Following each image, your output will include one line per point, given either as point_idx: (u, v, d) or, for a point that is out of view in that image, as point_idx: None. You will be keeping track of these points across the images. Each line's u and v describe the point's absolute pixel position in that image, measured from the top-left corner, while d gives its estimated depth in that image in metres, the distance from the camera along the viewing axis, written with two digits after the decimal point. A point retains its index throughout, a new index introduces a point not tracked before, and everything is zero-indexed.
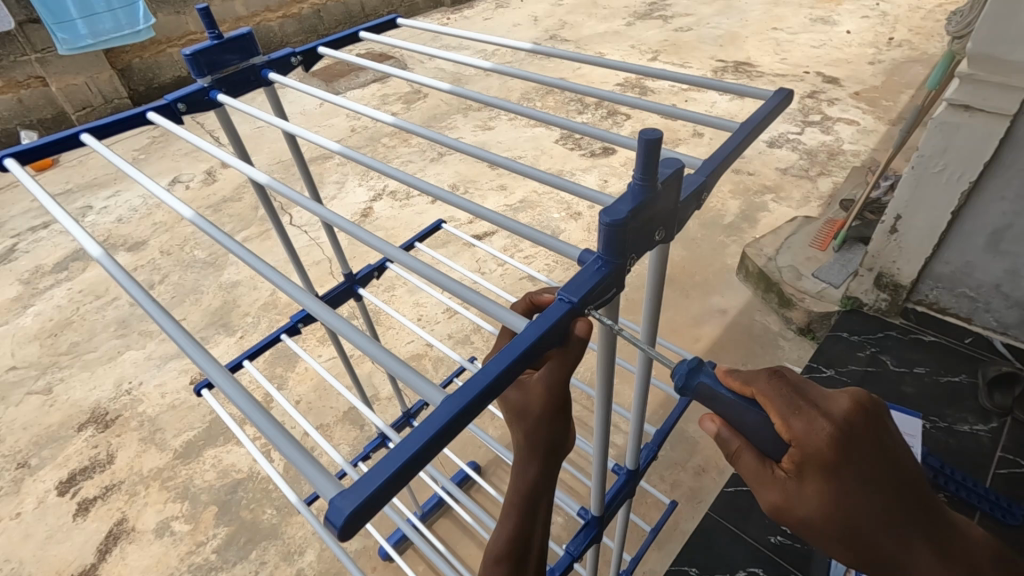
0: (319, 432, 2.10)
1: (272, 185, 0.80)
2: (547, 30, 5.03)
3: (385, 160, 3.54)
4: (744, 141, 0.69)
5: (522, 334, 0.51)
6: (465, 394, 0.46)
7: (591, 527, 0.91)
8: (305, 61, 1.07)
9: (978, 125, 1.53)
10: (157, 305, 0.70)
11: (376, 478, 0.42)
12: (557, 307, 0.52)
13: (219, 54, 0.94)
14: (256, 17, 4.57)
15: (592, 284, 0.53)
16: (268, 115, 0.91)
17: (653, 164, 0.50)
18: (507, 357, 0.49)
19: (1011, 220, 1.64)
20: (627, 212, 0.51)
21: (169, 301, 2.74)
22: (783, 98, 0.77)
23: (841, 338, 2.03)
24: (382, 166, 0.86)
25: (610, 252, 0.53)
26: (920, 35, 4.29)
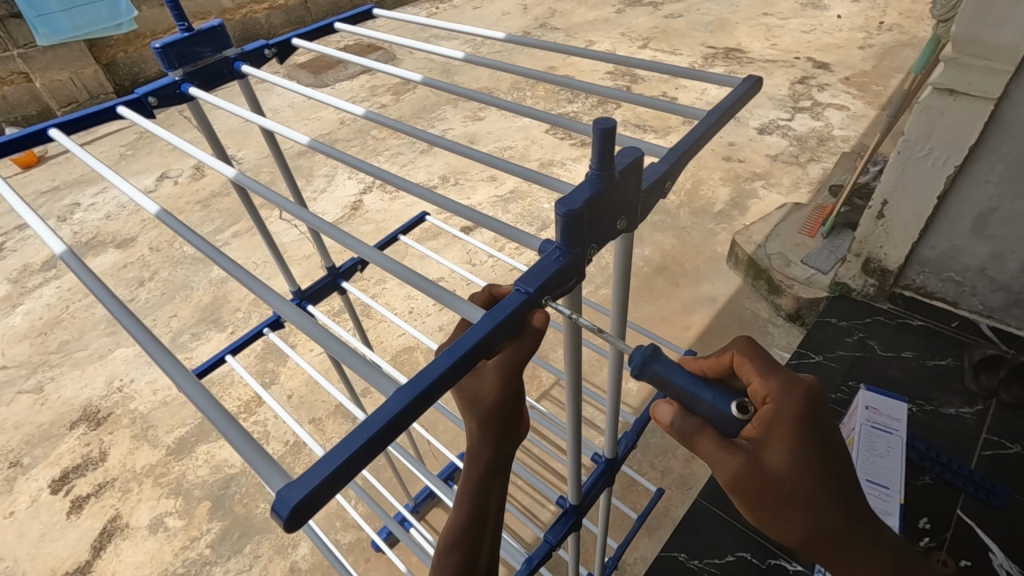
0: (312, 426, 2.11)
1: (243, 182, 0.79)
2: (537, 18, 4.99)
3: (374, 153, 3.52)
4: (712, 129, 0.69)
5: (476, 326, 0.51)
6: (414, 389, 0.46)
7: (569, 515, 0.92)
8: (280, 53, 1.04)
9: (962, 109, 1.54)
10: (126, 309, 0.69)
11: (322, 471, 0.42)
12: (514, 296, 0.53)
13: (190, 47, 0.93)
14: (242, 9, 4.54)
15: (548, 274, 0.54)
16: (240, 109, 0.89)
17: (610, 153, 0.50)
18: (459, 350, 0.49)
19: (995, 204, 1.65)
20: (583, 201, 0.52)
21: (159, 298, 2.72)
22: (752, 86, 0.77)
23: (829, 324, 2.04)
24: (355, 162, 0.85)
25: (568, 242, 0.53)
26: (910, 19, 4.27)
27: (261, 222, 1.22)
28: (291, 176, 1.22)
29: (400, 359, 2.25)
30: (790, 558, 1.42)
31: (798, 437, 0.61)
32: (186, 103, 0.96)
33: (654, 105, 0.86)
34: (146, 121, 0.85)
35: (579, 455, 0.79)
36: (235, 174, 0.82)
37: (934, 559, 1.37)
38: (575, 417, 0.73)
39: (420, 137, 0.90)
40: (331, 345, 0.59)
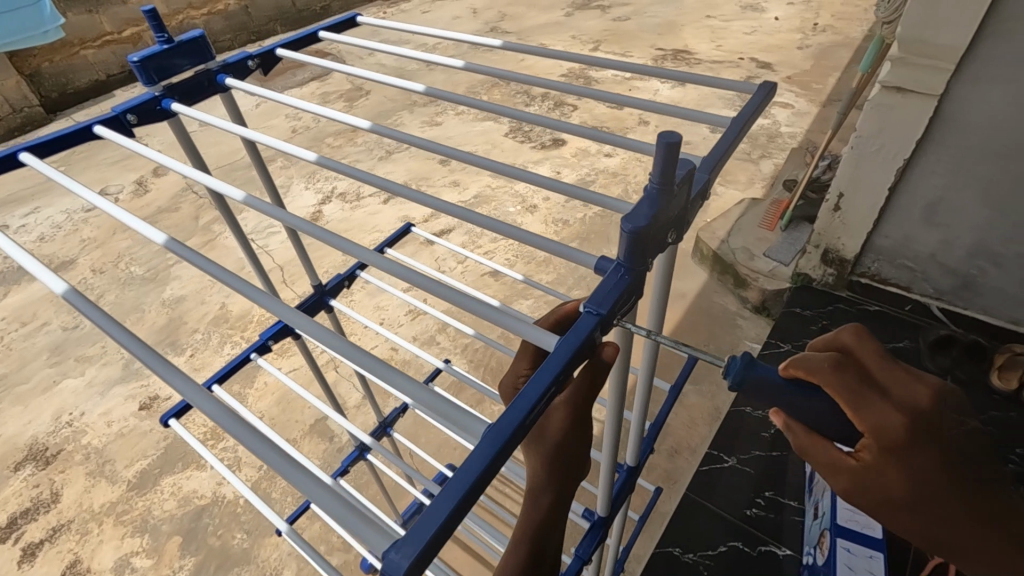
0: (287, 448, 2.02)
1: (250, 203, 0.74)
2: (488, 22, 5.00)
3: (332, 162, 3.43)
4: (737, 136, 0.70)
5: (553, 354, 0.49)
6: (502, 434, 0.44)
7: (597, 528, 0.88)
8: (263, 64, 0.99)
9: (911, 106, 1.63)
10: (131, 336, 0.60)
11: (428, 529, 0.39)
12: (584, 319, 0.51)
13: (169, 59, 0.86)
14: (179, 15, 4.32)
15: (616, 294, 0.52)
16: (227, 123, 0.83)
17: (672, 165, 0.48)
18: (543, 381, 0.47)
19: (942, 193, 1.75)
20: (648, 217, 0.50)
21: (108, 323, 2.56)
22: (767, 93, 0.77)
23: (795, 313, 2.13)
24: (364, 175, 0.79)
25: (633, 260, 0.52)
26: (842, 20, 4.51)
27: (244, 239, 1.13)
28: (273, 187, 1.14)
29: None
30: (779, 544, 1.47)
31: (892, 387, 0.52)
32: (165, 120, 0.89)
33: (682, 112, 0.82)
34: (126, 140, 0.78)
35: (613, 474, 0.78)
36: (245, 197, 0.76)
37: None
38: (612, 444, 0.71)
39: (429, 148, 0.82)
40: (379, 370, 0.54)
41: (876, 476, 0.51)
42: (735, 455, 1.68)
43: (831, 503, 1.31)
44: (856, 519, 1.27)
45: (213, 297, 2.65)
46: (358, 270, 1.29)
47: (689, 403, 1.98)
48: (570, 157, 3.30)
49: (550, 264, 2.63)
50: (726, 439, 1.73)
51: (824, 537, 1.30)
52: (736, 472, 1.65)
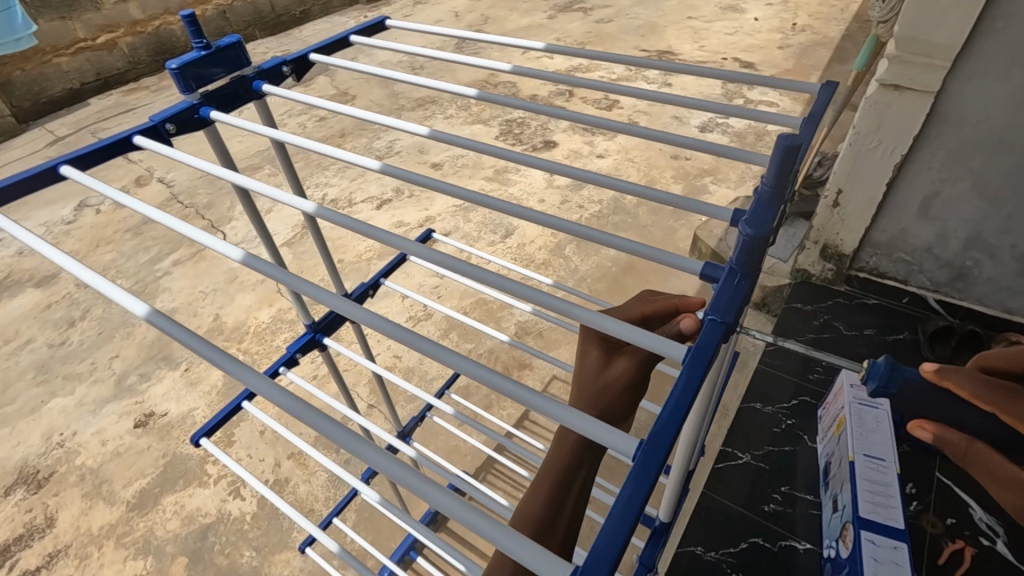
0: (293, 461, 1.98)
1: (323, 215, 0.73)
2: (471, 25, 4.99)
3: (321, 169, 3.39)
4: (811, 133, 0.71)
5: (683, 366, 0.48)
6: (656, 453, 0.44)
7: (659, 535, 0.89)
8: (297, 69, 0.97)
9: (907, 103, 1.67)
10: (232, 360, 0.60)
11: (609, 553, 0.40)
12: (709, 328, 0.50)
13: (207, 67, 0.83)
14: (155, 20, 4.29)
15: (738, 298, 0.51)
16: (278, 133, 0.84)
17: (789, 166, 0.48)
18: (686, 395, 0.46)
19: (938, 187, 1.79)
20: (770, 220, 0.49)
21: (96, 339, 2.48)
22: (830, 92, 0.77)
23: (795, 309, 2.16)
24: (434, 184, 0.82)
25: (749, 266, 0.51)
26: (819, 20, 4.61)
27: (271, 242, 1.11)
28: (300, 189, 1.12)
29: None
30: (796, 537, 1.49)
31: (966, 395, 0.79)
32: (203, 129, 0.86)
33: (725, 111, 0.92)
34: (174, 151, 0.77)
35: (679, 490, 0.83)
36: (313, 208, 0.74)
37: (923, 521, 1.46)
38: (685, 454, 0.74)
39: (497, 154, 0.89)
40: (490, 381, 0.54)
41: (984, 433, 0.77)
42: (749, 451, 1.69)
43: (852, 495, 1.32)
44: (878, 511, 1.29)
45: (206, 308, 2.59)
46: (382, 279, 1.26)
47: None
48: (562, 158, 3.30)
49: (549, 266, 2.63)
50: (739, 435, 1.73)
51: (846, 529, 1.31)
52: (750, 467, 1.66)
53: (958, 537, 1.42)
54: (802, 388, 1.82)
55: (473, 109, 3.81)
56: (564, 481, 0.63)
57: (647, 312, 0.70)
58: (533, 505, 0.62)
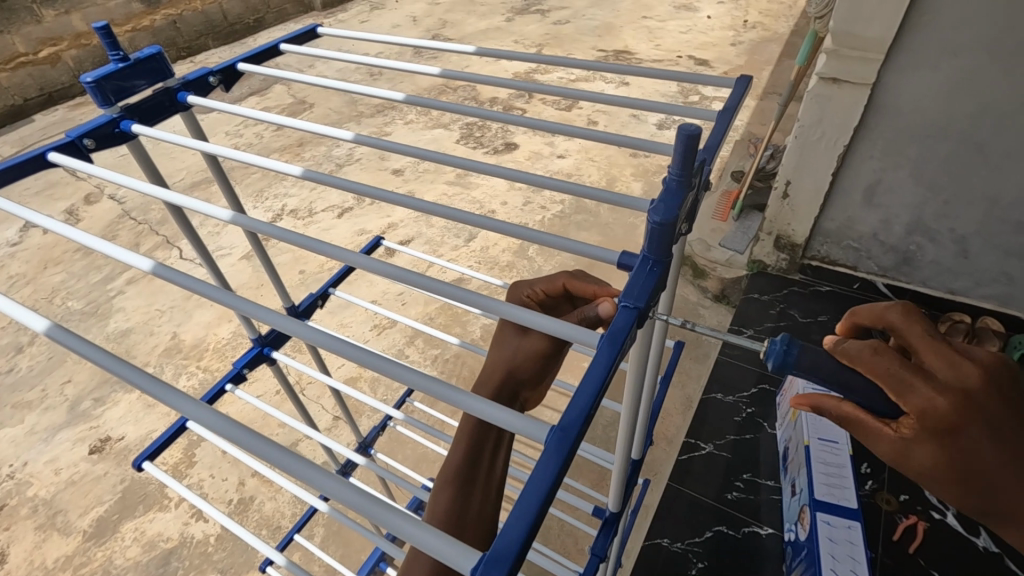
0: (257, 478, 1.94)
1: (241, 221, 0.72)
2: (429, 29, 4.98)
3: (279, 177, 3.34)
4: (727, 124, 0.73)
5: (597, 354, 0.49)
6: (566, 441, 0.44)
7: (611, 526, 0.87)
8: (225, 80, 0.95)
9: (846, 95, 1.72)
10: (142, 373, 0.59)
11: (514, 539, 0.40)
12: (622, 316, 0.51)
13: (127, 80, 0.81)
14: None
15: (650, 287, 0.52)
16: (201, 144, 0.82)
17: (693, 155, 0.49)
18: (597, 381, 0.47)
19: (880, 176, 1.86)
20: (677, 210, 0.50)
21: (46, 364, 2.39)
22: (746, 86, 0.79)
23: (753, 299, 2.21)
24: (357, 185, 0.81)
25: (660, 253, 0.52)
26: (769, 17, 4.73)
27: (209, 256, 1.08)
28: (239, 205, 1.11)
29: None
30: (759, 522, 1.53)
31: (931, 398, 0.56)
32: (125, 143, 0.84)
33: (659, 109, 0.94)
34: (93, 167, 0.75)
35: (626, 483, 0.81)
36: (233, 216, 0.73)
37: (879, 499, 1.51)
38: (626, 449, 0.71)
39: (426, 156, 0.90)
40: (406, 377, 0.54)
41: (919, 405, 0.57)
42: (712, 441, 1.73)
43: (809, 479, 1.36)
44: (833, 492, 1.33)
45: (162, 327, 2.52)
46: (331, 288, 1.24)
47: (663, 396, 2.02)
48: (523, 160, 3.31)
49: (514, 268, 2.64)
50: (701, 426, 1.77)
51: (804, 513, 1.35)
52: (713, 457, 1.69)
53: (911, 513, 1.48)
54: (763, 377, 1.86)
55: (432, 113, 3.80)
56: (477, 442, 0.72)
57: (570, 288, 0.80)
58: (452, 461, 0.71)
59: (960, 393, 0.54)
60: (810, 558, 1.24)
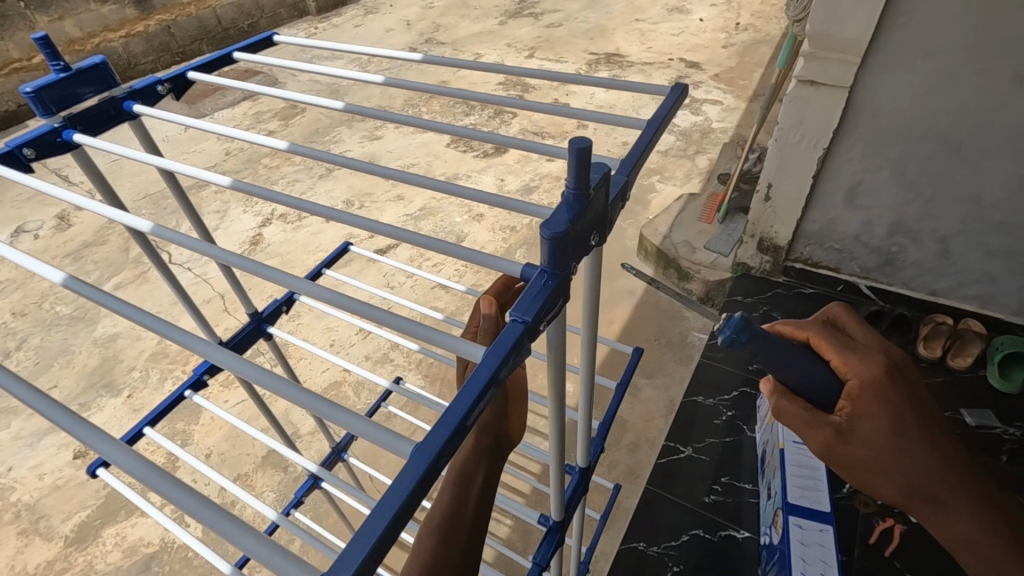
0: (239, 483, 1.95)
1: (155, 233, 0.72)
2: (422, 33, 5.00)
3: (269, 181, 3.35)
4: (654, 135, 0.72)
5: (480, 365, 0.49)
6: (427, 452, 0.45)
7: (554, 532, 0.87)
8: (175, 88, 0.95)
9: (824, 98, 1.73)
10: (43, 397, 0.59)
11: (357, 552, 0.40)
12: (510, 329, 0.51)
13: (68, 89, 0.82)
14: (94, 38, 4.22)
15: (540, 299, 0.52)
16: (136, 152, 0.81)
17: (585, 169, 0.50)
18: (470, 393, 0.48)
19: (860, 178, 1.86)
20: (566, 223, 0.51)
21: (33, 370, 2.39)
22: (679, 95, 0.78)
23: (737, 301, 2.20)
24: (268, 193, 0.77)
25: (555, 266, 0.53)
26: (761, 19, 4.73)
27: (166, 270, 1.09)
28: (196, 215, 1.10)
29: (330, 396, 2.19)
30: (737, 526, 1.52)
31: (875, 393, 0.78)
32: (69, 151, 0.84)
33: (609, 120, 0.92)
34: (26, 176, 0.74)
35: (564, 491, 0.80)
36: (153, 228, 0.72)
37: (856, 501, 1.50)
38: (558, 449, 0.71)
39: (346, 164, 0.85)
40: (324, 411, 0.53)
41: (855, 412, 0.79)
42: (691, 444, 1.73)
43: (782, 482, 1.35)
44: (806, 496, 1.32)
45: (149, 332, 2.52)
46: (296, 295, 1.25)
47: (645, 397, 2.04)
48: (512, 163, 3.32)
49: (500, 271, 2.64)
50: (681, 429, 1.77)
51: (777, 517, 1.35)
52: (692, 460, 1.69)
53: (889, 515, 1.46)
54: (745, 380, 1.85)
55: (423, 117, 3.81)
56: None
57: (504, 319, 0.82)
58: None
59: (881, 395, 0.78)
60: (782, 562, 1.24)
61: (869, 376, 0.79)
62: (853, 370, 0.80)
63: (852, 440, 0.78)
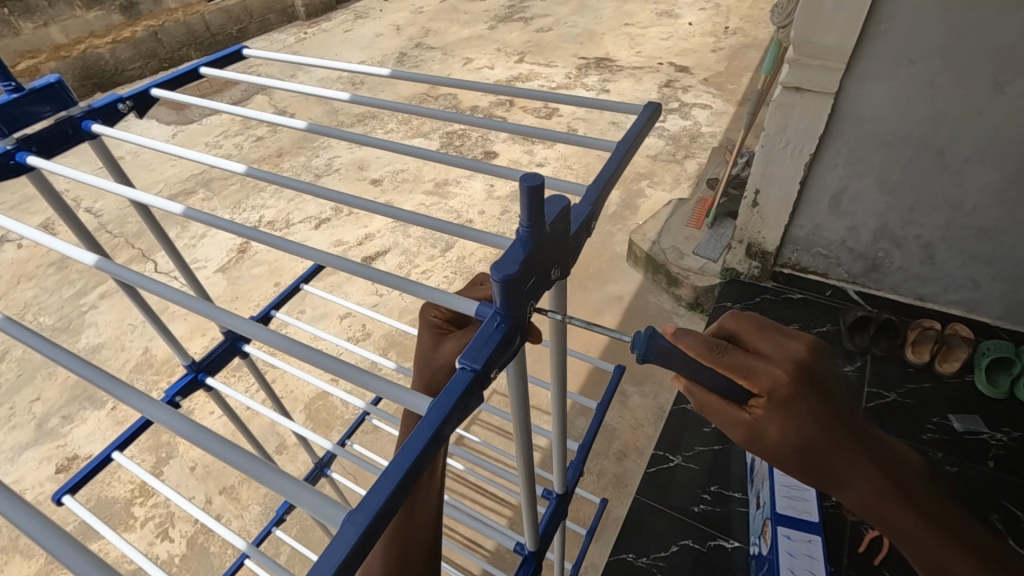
0: (223, 497, 1.92)
1: (101, 266, 0.70)
2: (411, 38, 4.99)
3: (256, 188, 3.33)
4: (624, 159, 0.71)
5: (424, 419, 0.47)
6: (354, 530, 0.41)
7: (530, 560, 0.86)
8: (138, 106, 0.95)
9: (810, 104, 1.72)
10: None
11: None
12: (459, 377, 0.49)
13: (20, 108, 0.81)
14: (80, 44, 4.19)
15: (492, 344, 0.51)
16: (89, 176, 0.78)
17: (537, 208, 0.48)
18: (415, 449, 0.45)
19: (845, 183, 1.85)
20: (519, 264, 0.49)
21: (15, 382, 2.36)
22: (651, 113, 0.78)
23: (726, 308, 2.19)
24: (227, 225, 0.74)
25: (508, 308, 0.51)
26: (750, 23, 4.76)
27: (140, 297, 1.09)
28: (167, 240, 1.11)
29: (316, 407, 2.17)
30: (727, 536, 1.51)
31: (782, 403, 0.61)
32: (24, 174, 0.83)
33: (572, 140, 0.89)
34: None
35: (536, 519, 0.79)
36: (98, 261, 0.70)
37: (845, 509, 1.50)
38: (526, 473, 0.69)
39: (306, 189, 0.81)
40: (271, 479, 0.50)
41: (762, 423, 0.63)
42: (680, 453, 1.72)
43: (770, 493, 1.35)
44: (793, 506, 1.32)
45: (133, 343, 2.49)
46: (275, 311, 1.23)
47: (633, 405, 2.00)
48: None
49: None
50: (669, 439, 1.76)
51: (766, 527, 1.34)
52: (681, 469, 1.68)
53: None
54: None
55: (413, 122, 3.80)
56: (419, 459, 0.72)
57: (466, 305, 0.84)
58: None
59: (784, 407, 0.61)
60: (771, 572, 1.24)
61: (774, 383, 0.62)
62: (757, 378, 0.63)
63: (760, 444, 0.63)
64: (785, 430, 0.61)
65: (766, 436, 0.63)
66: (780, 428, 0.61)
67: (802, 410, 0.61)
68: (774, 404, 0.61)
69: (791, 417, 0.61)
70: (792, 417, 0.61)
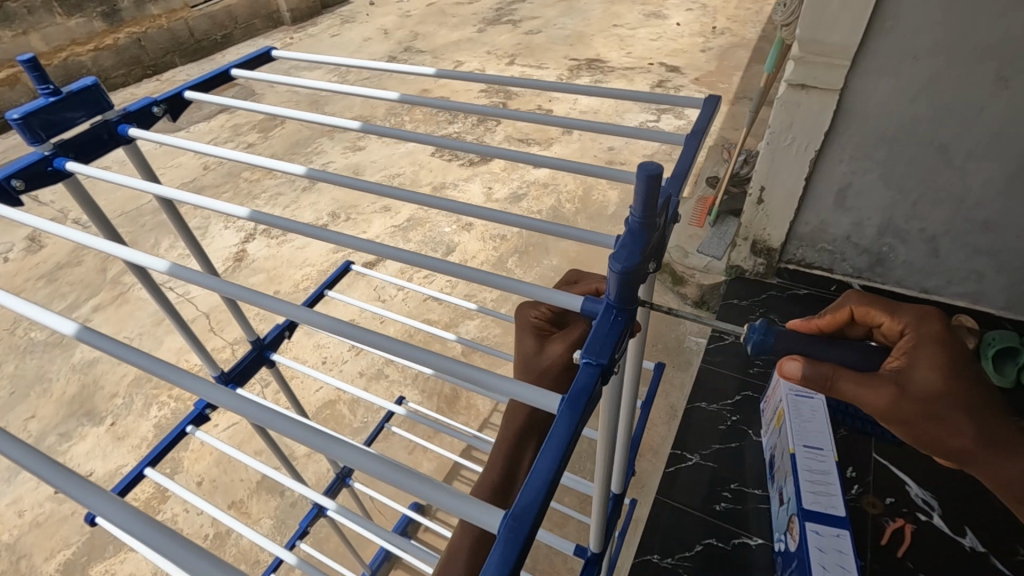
0: (233, 511, 1.88)
1: (173, 271, 0.67)
2: (400, 42, 4.96)
3: (250, 196, 3.28)
4: (696, 151, 0.73)
5: (558, 418, 0.47)
6: (520, 532, 0.41)
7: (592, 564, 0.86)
8: (171, 109, 0.94)
9: (815, 100, 1.74)
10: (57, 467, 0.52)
11: None
12: (585, 372, 0.50)
13: (58, 113, 0.79)
14: (61, 52, 4.07)
15: (612, 341, 0.51)
16: (138, 182, 0.79)
17: (654, 198, 0.49)
18: (557, 447, 0.45)
19: (851, 179, 1.87)
20: (636, 257, 0.51)
21: (8, 400, 2.28)
22: (714, 106, 0.79)
23: (732, 305, 2.20)
24: (302, 228, 0.76)
25: (623, 300, 0.52)
26: (736, 23, 4.80)
27: (170, 304, 1.06)
28: (196, 243, 1.08)
29: (324, 416, 2.13)
30: (749, 533, 1.51)
31: (923, 349, 0.74)
32: (61, 180, 0.81)
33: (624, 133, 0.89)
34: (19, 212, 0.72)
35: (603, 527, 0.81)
36: (169, 267, 0.68)
37: (864, 503, 1.51)
38: (605, 477, 0.68)
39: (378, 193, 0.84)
40: (336, 453, 0.49)
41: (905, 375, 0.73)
42: (698, 451, 1.71)
43: (794, 488, 1.35)
44: (819, 500, 1.32)
45: None
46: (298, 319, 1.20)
47: None
48: (499, 171, 3.30)
49: None
50: (687, 437, 1.75)
51: (792, 522, 1.34)
52: (700, 468, 1.68)
53: (897, 516, 1.47)
54: (745, 383, 1.86)
55: (406, 126, 3.77)
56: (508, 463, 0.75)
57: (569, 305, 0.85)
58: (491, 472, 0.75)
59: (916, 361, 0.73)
60: (800, 568, 1.23)
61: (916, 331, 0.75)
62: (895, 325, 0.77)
63: (908, 389, 0.71)
64: (929, 372, 0.72)
65: (910, 390, 0.71)
66: (924, 373, 0.72)
67: (938, 357, 0.73)
68: (918, 345, 0.74)
69: (931, 363, 0.73)
70: (934, 363, 0.73)
